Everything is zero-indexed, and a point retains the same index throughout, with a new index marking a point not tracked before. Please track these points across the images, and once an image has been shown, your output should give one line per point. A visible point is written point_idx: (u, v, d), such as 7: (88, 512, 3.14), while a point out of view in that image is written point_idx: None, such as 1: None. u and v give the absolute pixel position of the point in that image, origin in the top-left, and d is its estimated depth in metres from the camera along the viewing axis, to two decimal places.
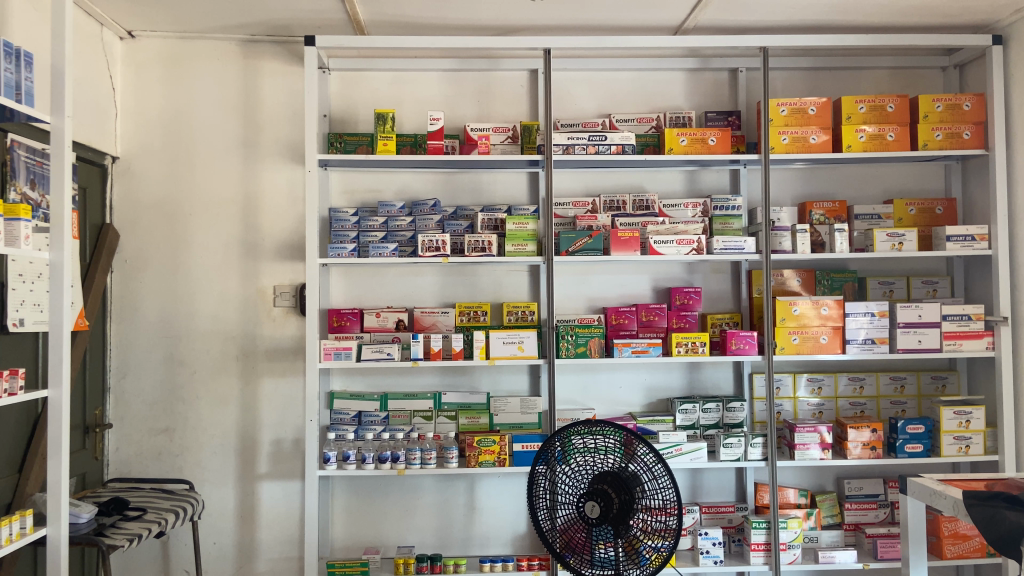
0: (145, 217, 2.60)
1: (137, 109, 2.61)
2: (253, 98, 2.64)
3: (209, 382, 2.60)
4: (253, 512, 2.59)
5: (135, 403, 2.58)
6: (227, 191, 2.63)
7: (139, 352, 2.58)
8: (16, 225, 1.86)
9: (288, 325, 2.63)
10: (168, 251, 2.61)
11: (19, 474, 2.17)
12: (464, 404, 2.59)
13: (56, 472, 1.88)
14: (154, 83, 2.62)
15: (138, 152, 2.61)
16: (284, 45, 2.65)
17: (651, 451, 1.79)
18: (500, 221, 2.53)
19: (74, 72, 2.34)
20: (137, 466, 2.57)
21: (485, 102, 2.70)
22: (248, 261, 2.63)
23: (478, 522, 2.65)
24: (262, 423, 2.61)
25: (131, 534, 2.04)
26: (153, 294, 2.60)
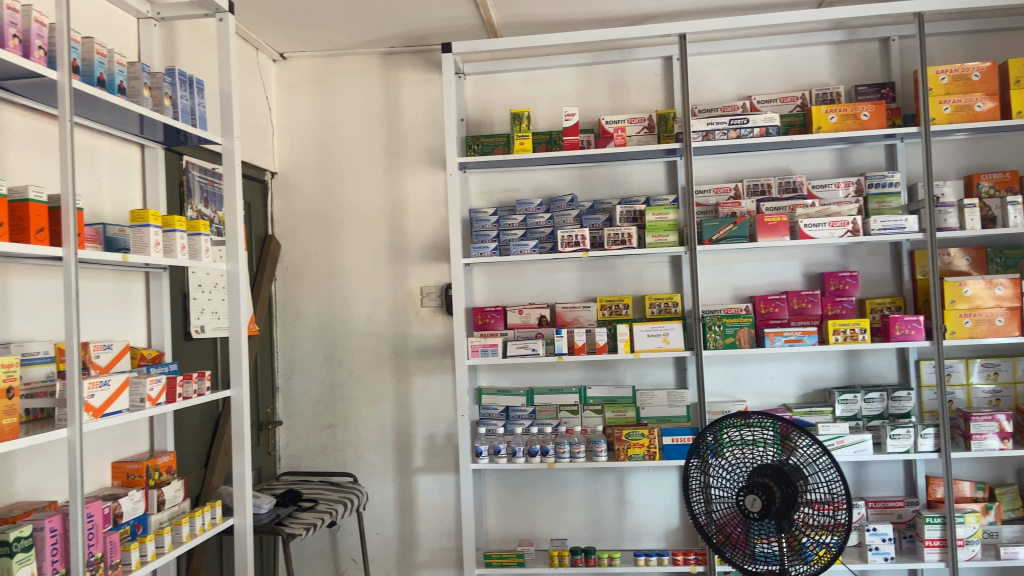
0: (303, 228, 2.77)
1: (291, 127, 2.79)
2: (394, 107, 2.75)
3: (366, 381, 2.73)
4: (411, 504, 2.70)
5: (301, 401, 2.75)
6: (375, 198, 2.76)
7: (303, 354, 2.76)
8: (198, 240, 2.06)
9: (436, 324, 2.72)
10: (323, 257, 2.77)
11: (205, 468, 2.36)
12: (610, 397, 2.58)
13: (240, 465, 2.06)
14: (305, 100, 2.79)
15: (294, 166, 2.78)
16: (422, 54, 2.74)
17: (813, 443, 1.71)
18: (640, 213, 2.50)
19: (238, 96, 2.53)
20: (305, 460, 2.74)
21: (619, 94, 2.68)
22: (396, 264, 2.74)
23: (629, 516, 2.64)
24: (416, 419, 2.71)
25: (307, 523, 2.19)
26: (312, 300, 2.76)
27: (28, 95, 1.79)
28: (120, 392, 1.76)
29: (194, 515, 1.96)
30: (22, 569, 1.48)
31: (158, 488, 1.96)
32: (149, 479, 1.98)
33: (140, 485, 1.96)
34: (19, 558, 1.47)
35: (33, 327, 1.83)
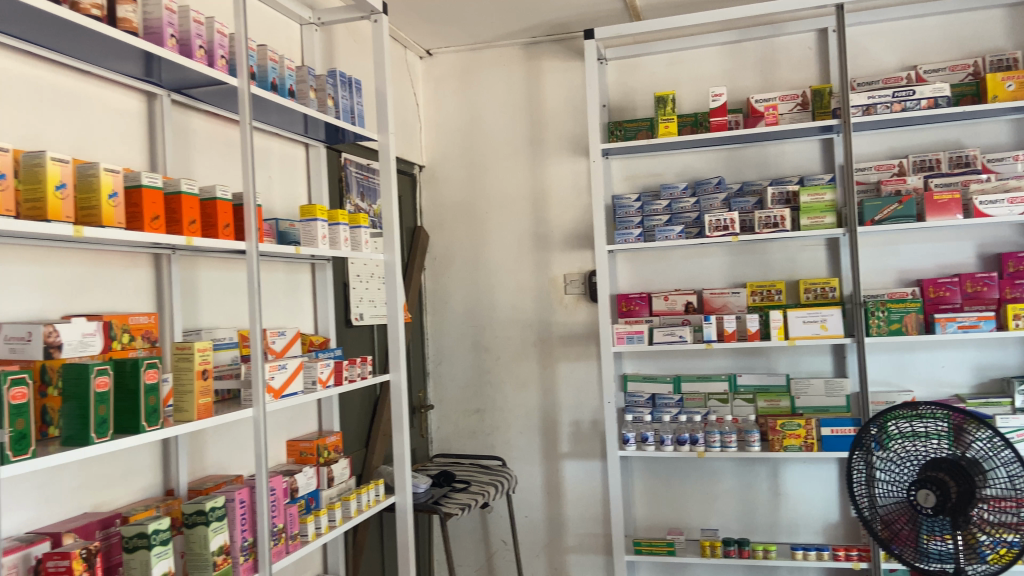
0: (450, 218, 2.88)
1: (438, 122, 2.89)
2: (536, 97, 2.78)
3: (512, 367, 2.79)
4: (558, 490, 2.74)
5: (451, 386, 2.86)
6: (518, 187, 2.80)
7: (452, 340, 2.86)
8: (359, 232, 2.19)
9: (580, 311, 2.72)
10: (469, 246, 2.85)
11: (366, 448, 2.49)
12: (762, 386, 2.51)
13: (399, 445, 2.17)
14: (451, 95, 2.88)
15: (441, 159, 2.89)
16: (563, 42, 2.75)
17: (992, 434, 1.56)
18: (793, 194, 2.40)
19: (392, 94, 2.66)
20: (455, 443, 2.86)
21: (769, 71, 2.59)
22: (540, 252, 2.77)
23: (785, 509, 2.56)
24: (562, 405, 2.74)
25: (462, 503, 2.26)
26: (459, 288, 2.86)
27: (211, 102, 1.95)
28: (295, 374, 1.89)
29: (359, 492, 2.09)
30: (217, 537, 1.61)
31: (328, 466, 2.08)
32: (320, 457, 2.12)
33: (312, 463, 2.10)
34: (214, 526, 1.60)
35: (218, 314, 2.01)
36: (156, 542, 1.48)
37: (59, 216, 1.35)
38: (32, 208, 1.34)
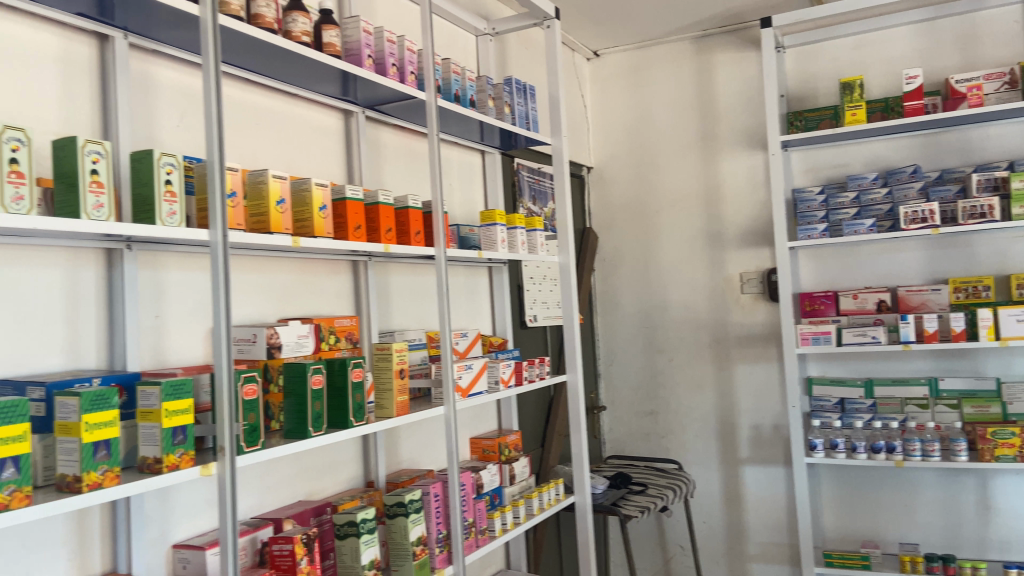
0: (620, 218, 3.00)
1: (607, 123, 3.02)
2: (707, 91, 2.83)
3: (687, 368, 2.87)
4: (738, 497, 2.76)
5: (623, 386, 2.99)
6: (689, 185, 2.86)
7: (623, 339, 2.98)
8: (535, 236, 2.24)
9: (758, 311, 2.74)
10: (640, 247, 2.96)
11: (543, 448, 2.54)
12: (969, 391, 2.29)
13: (578, 446, 2.18)
14: (619, 94, 3.00)
15: (609, 160, 3.02)
16: (735, 34, 2.76)
17: None
18: (1002, 180, 2.17)
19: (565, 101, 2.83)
20: (628, 445, 2.97)
21: (970, 49, 2.47)
22: (714, 250, 2.82)
23: (994, 524, 2.47)
24: (740, 408, 2.77)
25: (642, 506, 2.25)
26: (630, 287, 2.98)
27: (400, 116, 2.06)
28: (480, 374, 1.97)
29: (540, 491, 2.12)
30: (415, 529, 1.70)
31: (509, 463, 2.14)
32: (502, 455, 2.17)
33: (494, 460, 2.15)
34: (413, 518, 1.69)
35: (407, 317, 2.16)
36: (364, 530, 1.59)
37: (279, 228, 1.50)
38: (257, 222, 1.49)
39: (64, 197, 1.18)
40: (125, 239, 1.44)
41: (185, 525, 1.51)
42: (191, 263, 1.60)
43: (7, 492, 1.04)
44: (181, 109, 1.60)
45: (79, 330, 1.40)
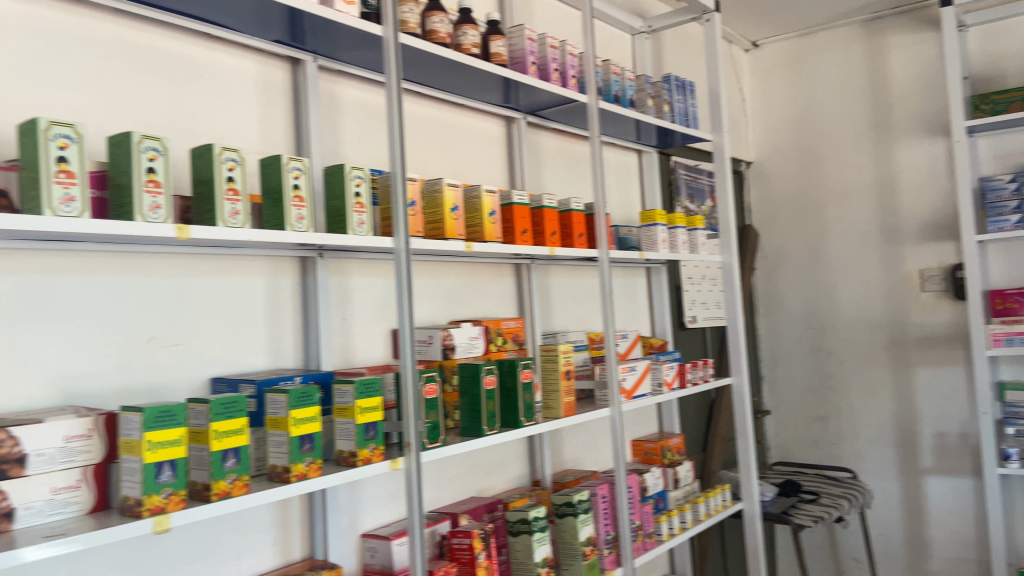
0: (783, 213, 3.16)
1: (768, 116, 3.20)
2: (878, 78, 2.92)
3: (859, 370, 2.96)
4: (920, 507, 2.82)
5: (789, 390, 3.15)
6: (859, 177, 2.96)
7: (789, 337, 3.14)
8: (696, 235, 2.21)
9: (940, 310, 2.78)
10: (806, 245, 3.10)
11: (704, 452, 2.52)
12: None
13: (744, 452, 2.14)
14: (780, 84, 3.17)
15: (770, 154, 3.19)
16: (909, 15, 2.83)
17: None
18: None
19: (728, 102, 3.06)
20: (795, 450, 3.13)
21: None
22: (889, 246, 2.90)
23: None
24: (922, 417, 2.82)
25: (815, 516, 2.14)
26: (795, 284, 3.13)
27: (559, 120, 2.10)
28: (644, 376, 1.96)
29: (707, 496, 2.09)
30: (585, 529, 1.72)
31: (673, 467, 2.12)
32: (664, 458, 2.16)
33: (657, 463, 2.15)
34: (581, 518, 1.71)
35: (569, 318, 2.20)
36: (537, 528, 1.63)
37: (453, 234, 1.55)
38: (432, 228, 1.55)
39: (271, 211, 1.29)
40: (318, 249, 1.56)
41: (372, 516, 1.61)
42: (372, 269, 1.71)
43: (229, 480, 1.14)
44: (362, 125, 1.71)
45: (280, 333, 1.52)
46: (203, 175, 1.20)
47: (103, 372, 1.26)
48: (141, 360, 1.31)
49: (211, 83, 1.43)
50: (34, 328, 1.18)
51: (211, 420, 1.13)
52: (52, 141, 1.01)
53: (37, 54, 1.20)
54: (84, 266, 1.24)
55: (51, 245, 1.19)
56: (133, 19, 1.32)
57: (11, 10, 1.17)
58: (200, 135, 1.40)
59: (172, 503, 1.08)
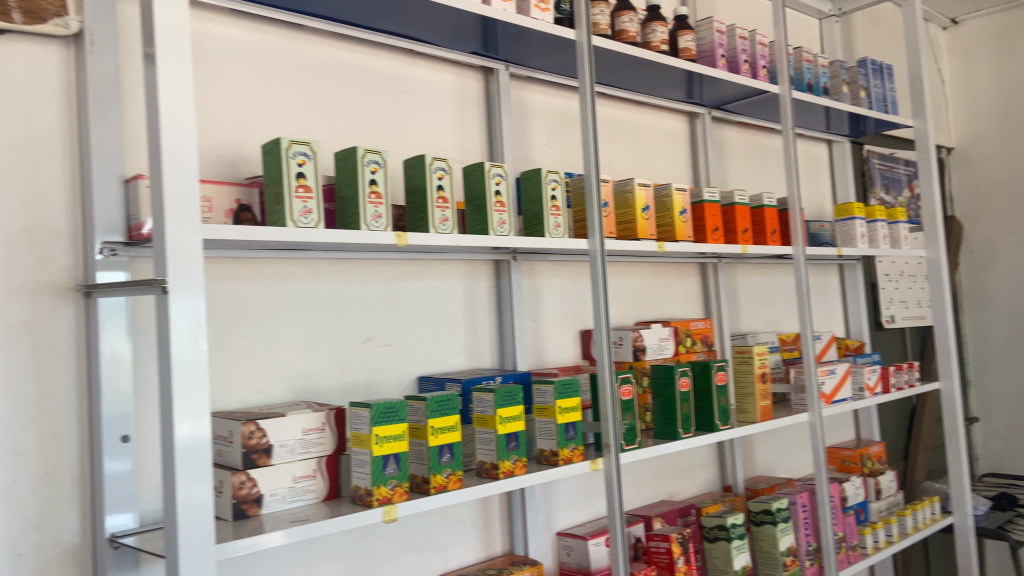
0: (990, 201, 2.94)
1: (969, 98, 3.01)
2: None
3: None
4: None
5: (999, 396, 2.91)
6: None
7: (999, 337, 2.91)
8: (897, 228, 2.07)
9: None
10: (1018, 236, 2.85)
11: (905, 462, 2.39)
12: None
13: (956, 463, 1.98)
14: (984, 61, 2.97)
15: (973, 139, 2.99)
16: None
17: None
18: None
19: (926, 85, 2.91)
20: (1007, 462, 2.89)
21: None
22: None
23: None
24: None
25: None
26: (1006, 279, 2.89)
27: (746, 113, 2.05)
28: (843, 380, 1.85)
29: (915, 508, 1.95)
30: (785, 538, 1.69)
31: (875, 476, 2.00)
32: (863, 467, 2.04)
33: (855, 472, 2.03)
34: (780, 527, 1.68)
35: (757, 318, 2.13)
36: (735, 535, 1.59)
37: (645, 234, 1.54)
38: (624, 229, 1.54)
39: (474, 216, 1.34)
40: (511, 252, 1.60)
41: (565, 515, 1.64)
42: (562, 271, 1.73)
43: (445, 474, 1.20)
44: (550, 128, 1.74)
45: (478, 333, 1.58)
46: (416, 185, 1.27)
47: (327, 370, 1.36)
48: (358, 359, 1.40)
49: (414, 96, 1.51)
50: (270, 329, 1.29)
51: (429, 416, 1.19)
52: (292, 159, 1.11)
53: (268, 80, 1.31)
54: (309, 272, 1.35)
55: (283, 254, 1.30)
56: (346, 41, 1.42)
57: (247, 41, 1.29)
58: (405, 147, 1.48)
59: (397, 495, 1.15)
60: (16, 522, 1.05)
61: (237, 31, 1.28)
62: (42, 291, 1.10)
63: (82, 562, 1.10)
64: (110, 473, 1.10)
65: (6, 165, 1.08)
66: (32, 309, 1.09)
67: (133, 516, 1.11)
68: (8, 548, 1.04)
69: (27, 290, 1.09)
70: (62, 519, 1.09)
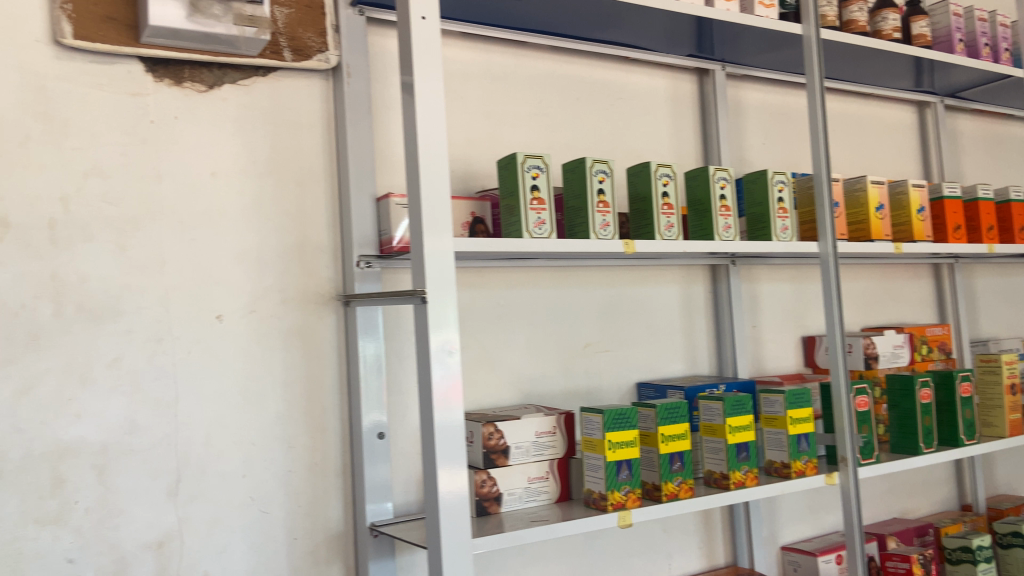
0: None
1: None
2: None
3: None
4: None
5: None
6: None
7: None
8: None
9: None
10: None
11: None
12: None
13: None
14: None
15: None
16: None
17: None
18: None
19: None
20: None
21: None
22: None
23: None
24: None
25: None
26: None
27: (984, 100, 1.87)
28: None
29: None
30: None
31: None
32: None
33: None
34: None
35: (1000, 323, 1.94)
36: (982, 558, 1.48)
37: (880, 235, 1.45)
38: (856, 230, 1.46)
39: (698, 221, 1.32)
40: (730, 256, 1.56)
41: (791, 529, 1.60)
42: (781, 274, 1.67)
43: (677, 482, 1.19)
44: (766, 127, 1.68)
45: (696, 339, 1.56)
46: (640, 193, 1.27)
47: (552, 374, 1.40)
48: (580, 364, 1.43)
49: (630, 103, 1.52)
50: (500, 335, 1.36)
51: (659, 423, 1.20)
52: (527, 172, 1.16)
53: (495, 96, 1.38)
54: (535, 280, 1.40)
55: (512, 263, 1.35)
56: (565, 54, 1.46)
57: (476, 62, 1.36)
58: (622, 154, 1.50)
59: (630, 501, 1.15)
60: (293, 507, 1.18)
61: (468, 54, 1.36)
62: (311, 300, 1.23)
63: (346, 546, 1.21)
64: (369, 467, 1.20)
65: (282, 190, 1.22)
66: (302, 317, 1.22)
67: (388, 507, 1.21)
68: (288, 530, 1.17)
69: (298, 300, 1.22)
70: (329, 506, 1.21)
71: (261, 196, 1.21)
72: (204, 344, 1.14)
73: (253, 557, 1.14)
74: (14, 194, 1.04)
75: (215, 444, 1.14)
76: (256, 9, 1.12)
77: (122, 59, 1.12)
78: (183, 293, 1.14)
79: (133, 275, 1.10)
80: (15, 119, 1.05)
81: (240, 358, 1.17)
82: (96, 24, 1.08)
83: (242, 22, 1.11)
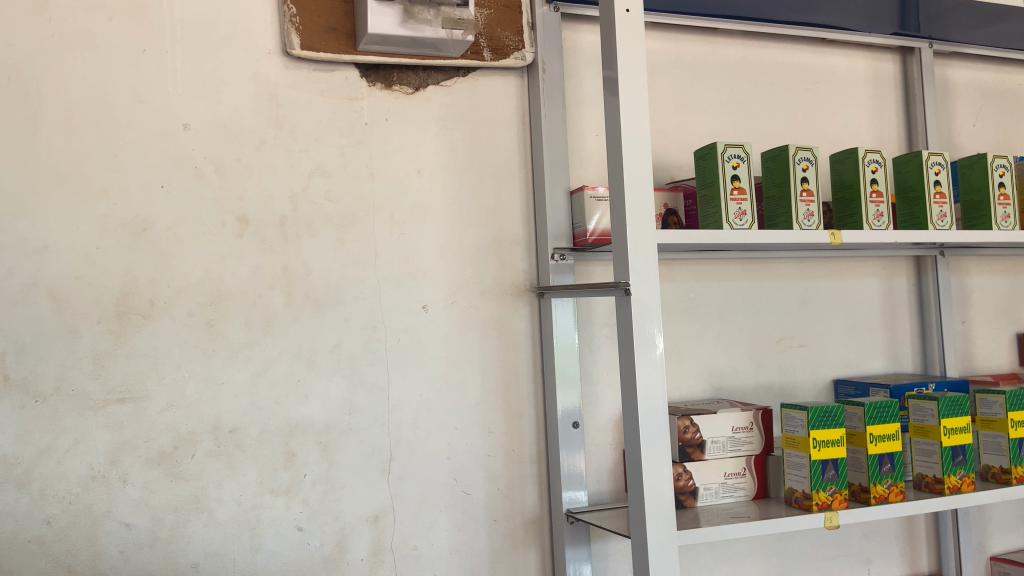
0: None
1: None
2: None
3: None
4: None
5: None
6: None
7: None
8: None
9: None
10: None
11: None
12: None
13: None
14: None
15: None
16: None
17: None
18: None
19: None
20: None
21: None
22: None
23: None
24: None
25: None
26: None
27: None
28: None
29: None
30: None
31: None
32: None
33: None
34: None
35: None
36: None
37: None
38: None
39: (908, 210, 1.24)
40: (938, 246, 1.46)
41: (1004, 540, 1.48)
42: (993, 265, 1.54)
43: (886, 485, 1.13)
44: (977, 107, 1.55)
45: (898, 335, 1.47)
46: (845, 180, 1.21)
47: (744, 369, 1.37)
48: (774, 359, 1.39)
49: (826, 87, 1.45)
50: (691, 328, 1.34)
51: (867, 423, 1.14)
52: (727, 162, 1.14)
53: (686, 86, 1.36)
54: (727, 272, 1.37)
55: (704, 255, 1.33)
56: (758, 39, 1.41)
57: (667, 52, 1.35)
58: (818, 141, 1.43)
59: (837, 502, 1.11)
60: (492, 490, 1.23)
61: (659, 44, 1.35)
62: (506, 292, 1.27)
63: (541, 530, 1.25)
64: (565, 455, 1.23)
65: (481, 185, 1.27)
66: (499, 308, 1.26)
67: (582, 495, 1.23)
68: (487, 511, 1.23)
69: (495, 291, 1.26)
70: (525, 491, 1.25)
71: (462, 192, 1.26)
72: (412, 332, 1.21)
73: (456, 535, 1.21)
74: (252, 193, 1.15)
75: (423, 427, 1.20)
76: (463, 12, 1.15)
77: (341, 65, 1.21)
78: (393, 284, 1.21)
79: (350, 267, 1.19)
80: (252, 126, 1.15)
81: (443, 346, 1.23)
82: (320, 34, 1.17)
83: (450, 25, 1.14)
